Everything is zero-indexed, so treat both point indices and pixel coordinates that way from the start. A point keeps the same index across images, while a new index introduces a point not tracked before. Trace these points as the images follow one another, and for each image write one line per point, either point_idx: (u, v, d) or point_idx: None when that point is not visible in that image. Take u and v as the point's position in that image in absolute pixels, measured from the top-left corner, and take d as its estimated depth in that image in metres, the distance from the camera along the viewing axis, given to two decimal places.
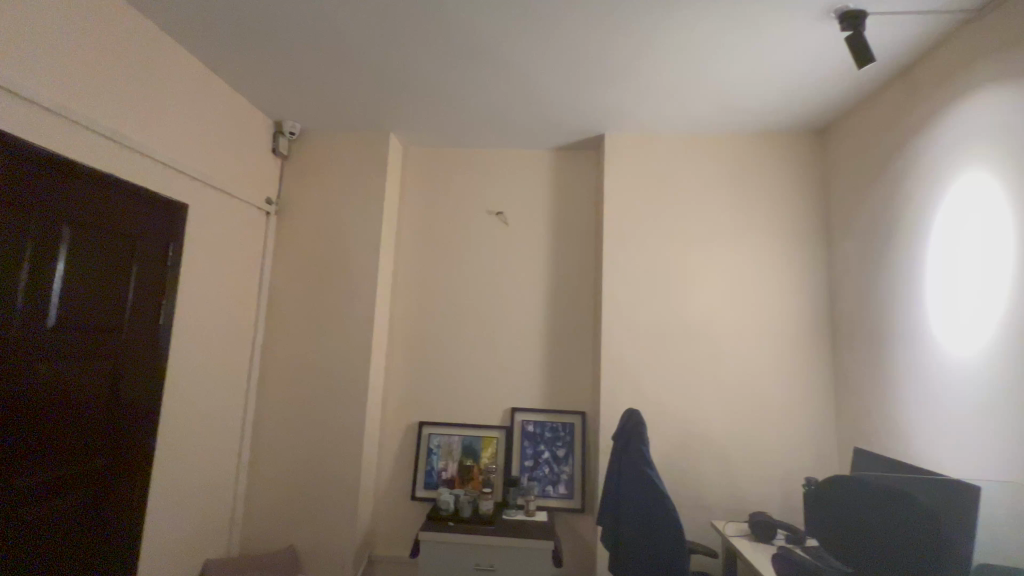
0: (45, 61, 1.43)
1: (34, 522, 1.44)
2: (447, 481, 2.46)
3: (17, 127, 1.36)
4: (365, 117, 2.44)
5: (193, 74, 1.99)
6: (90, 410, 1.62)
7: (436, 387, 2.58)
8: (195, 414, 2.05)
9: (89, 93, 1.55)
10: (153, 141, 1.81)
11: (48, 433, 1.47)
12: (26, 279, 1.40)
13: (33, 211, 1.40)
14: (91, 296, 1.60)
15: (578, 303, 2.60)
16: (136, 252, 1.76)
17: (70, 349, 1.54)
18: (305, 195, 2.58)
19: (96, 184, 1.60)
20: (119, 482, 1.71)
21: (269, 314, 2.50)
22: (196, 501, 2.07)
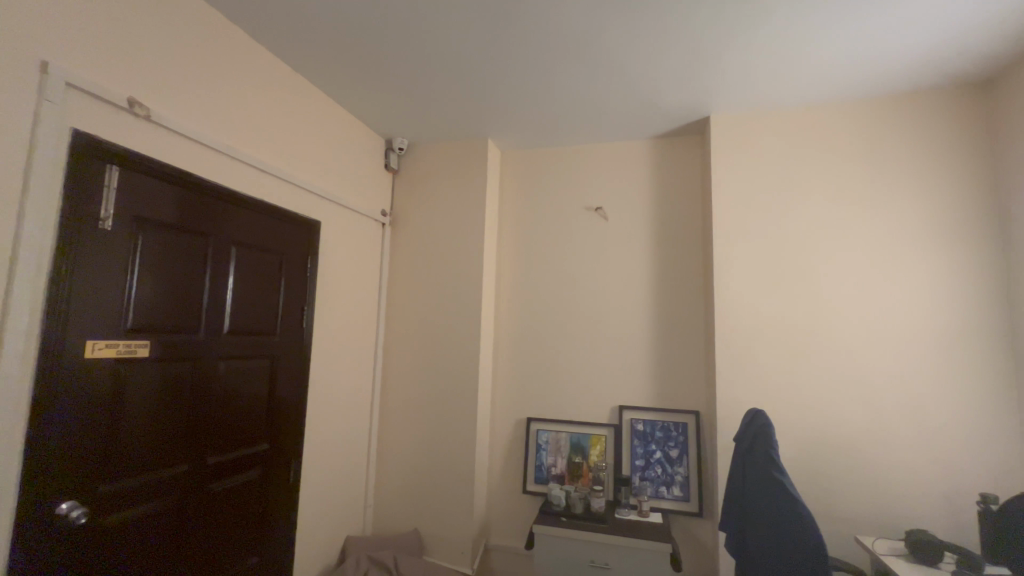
0: (216, 110, 1.72)
1: (220, 495, 1.74)
2: (557, 476, 2.49)
3: (201, 168, 1.66)
4: (465, 126, 2.56)
5: (319, 106, 2.25)
6: (257, 402, 1.91)
7: (541, 384, 2.63)
8: (333, 406, 2.32)
9: (244, 133, 1.84)
10: (291, 167, 2.08)
11: (226, 420, 1.77)
12: (209, 293, 1.70)
13: (211, 237, 1.70)
14: (254, 304, 1.90)
15: (687, 297, 2.47)
16: (285, 267, 2.05)
17: (240, 350, 1.83)
18: (414, 205, 2.78)
19: (254, 209, 1.88)
20: (279, 464, 2.00)
21: (388, 316, 2.73)
22: (336, 483, 2.33)
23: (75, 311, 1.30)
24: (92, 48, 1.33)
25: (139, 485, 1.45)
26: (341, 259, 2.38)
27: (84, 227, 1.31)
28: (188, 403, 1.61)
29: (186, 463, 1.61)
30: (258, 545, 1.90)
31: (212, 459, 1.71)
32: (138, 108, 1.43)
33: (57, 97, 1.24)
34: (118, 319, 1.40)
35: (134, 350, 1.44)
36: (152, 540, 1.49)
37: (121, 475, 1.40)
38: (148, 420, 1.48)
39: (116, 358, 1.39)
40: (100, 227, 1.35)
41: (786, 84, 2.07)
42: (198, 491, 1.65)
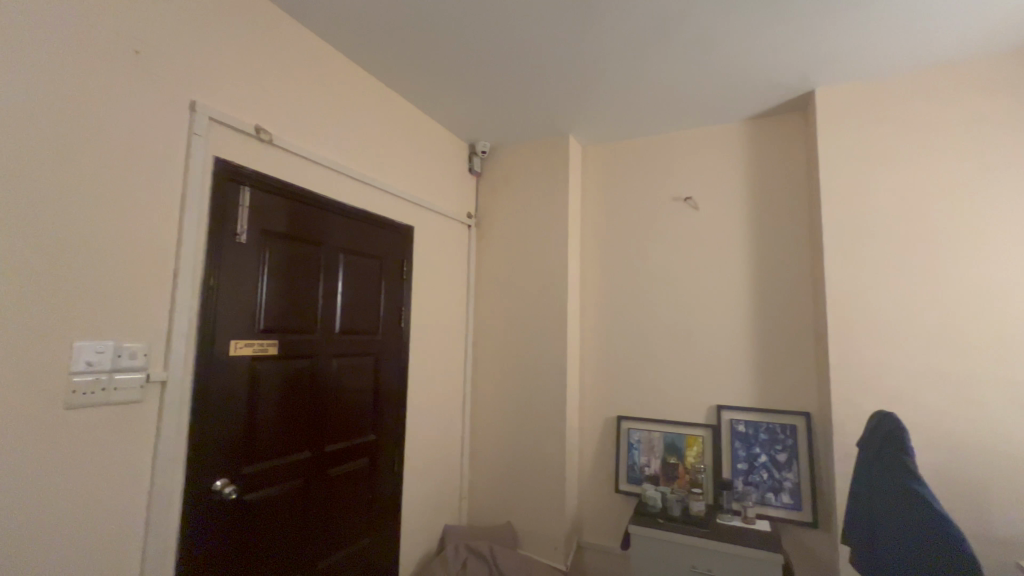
0: (324, 129, 1.89)
1: (336, 479, 1.91)
2: (651, 477, 2.42)
3: (314, 184, 1.83)
4: (547, 124, 2.58)
5: (410, 118, 2.39)
6: (364, 396, 2.06)
7: (631, 381, 2.57)
8: (429, 401, 2.45)
9: (348, 148, 2.00)
10: (388, 177, 2.22)
11: (338, 412, 1.94)
12: (323, 297, 1.87)
13: (323, 246, 1.87)
14: (360, 306, 2.06)
15: (791, 288, 2.28)
16: (385, 270, 2.20)
17: (349, 348, 1.99)
18: (498, 206, 2.85)
19: (358, 218, 2.04)
20: (383, 454, 2.15)
21: (476, 315, 2.82)
22: (433, 474, 2.46)
23: (220, 315, 1.49)
24: (226, 85, 1.53)
25: (271, 468, 1.63)
26: (433, 262, 2.51)
27: (224, 241, 1.50)
28: (308, 395, 1.79)
29: (307, 450, 1.78)
30: (369, 527, 2.06)
31: (328, 447, 1.88)
32: (263, 134, 1.61)
33: (202, 130, 1.44)
34: (252, 321, 1.59)
35: (265, 348, 1.63)
36: (283, 517, 1.67)
37: (257, 458, 1.59)
38: (278, 411, 1.67)
39: (251, 355, 1.58)
40: (237, 241, 1.54)
41: (909, 45, 1.84)
42: (318, 475, 1.83)
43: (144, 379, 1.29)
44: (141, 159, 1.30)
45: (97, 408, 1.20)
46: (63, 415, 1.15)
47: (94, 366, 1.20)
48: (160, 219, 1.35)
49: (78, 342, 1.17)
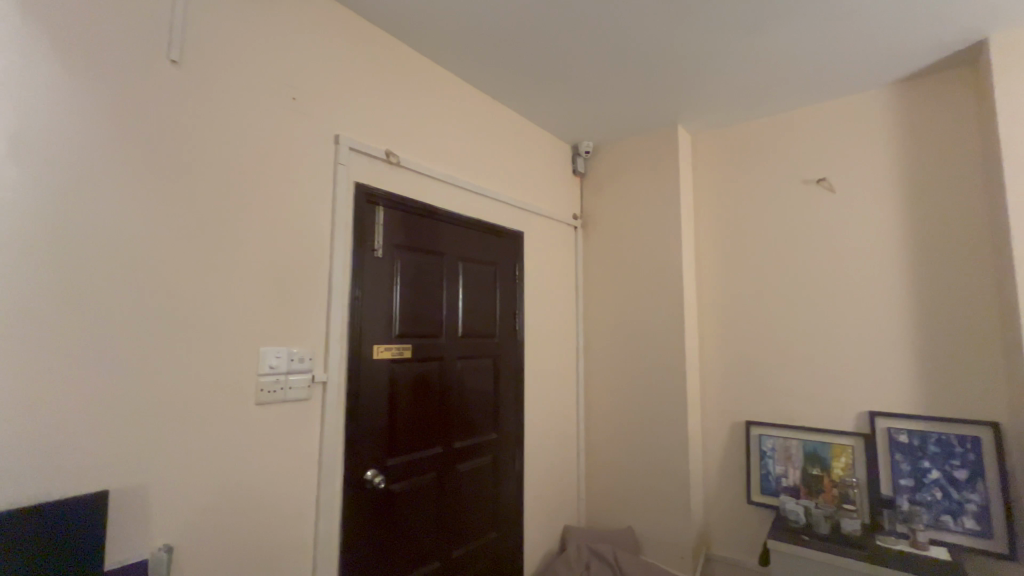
0: (442, 146, 2.01)
1: (465, 475, 2.02)
2: (789, 489, 2.21)
3: (436, 198, 1.96)
4: (654, 116, 2.48)
5: (516, 126, 2.45)
6: (486, 396, 2.16)
7: (761, 383, 2.37)
8: (545, 402, 2.49)
9: (463, 162, 2.11)
10: (498, 186, 2.31)
11: (464, 411, 2.06)
12: (446, 303, 2.00)
13: (445, 255, 2.00)
14: (479, 310, 2.16)
15: (963, 275, 1.94)
16: (499, 275, 2.28)
17: (471, 351, 2.10)
18: (604, 205, 2.81)
19: (474, 227, 2.15)
20: (504, 452, 2.23)
21: (586, 316, 2.81)
22: (552, 474, 2.50)
23: (366, 322, 1.66)
24: (362, 117, 1.70)
25: (411, 461, 1.78)
26: (542, 265, 2.56)
27: (366, 256, 1.68)
28: (438, 394, 1.93)
29: (439, 446, 1.92)
30: (495, 520, 2.15)
31: (457, 443, 2.00)
32: (392, 157, 1.77)
33: (345, 159, 1.62)
34: (390, 327, 1.76)
35: (402, 352, 1.79)
36: (423, 507, 1.81)
37: (399, 452, 1.75)
38: (414, 409, 1.82)
39: (390, 358, 1.75)
40: (376, 255, 1.71)
41: None
42: (450, 469, 1.95)
43: (310, 379, 1.48)
44: (301, 190, 1.50)
45: (278, 404, 1.41)
46: (255, 410, 1.36)
47: (275, 368, 1.40)
48: (318, 240, 1.54)
49: (263, 347, 1.38)
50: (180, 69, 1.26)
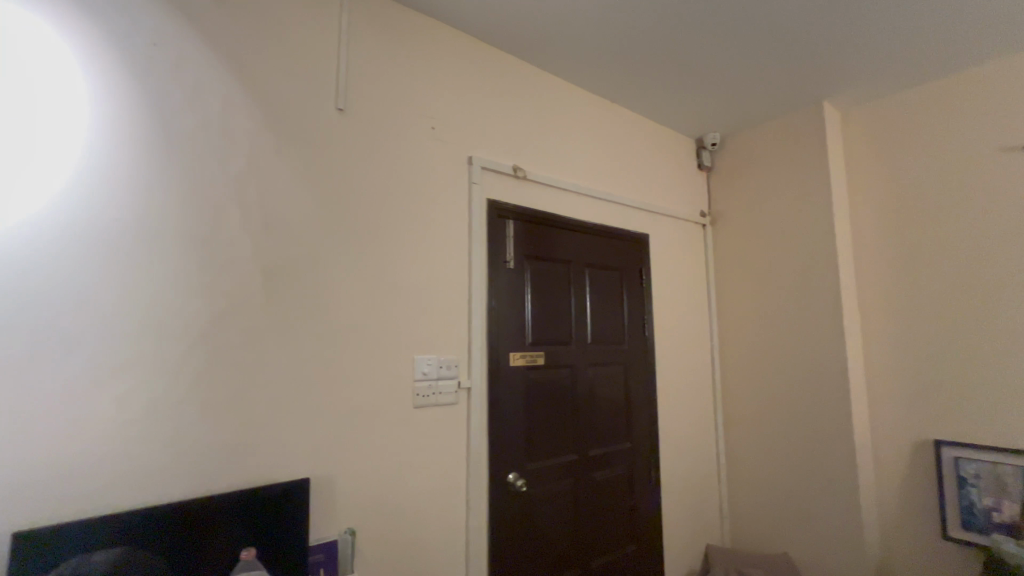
0: (565, 156, 2.03)
1: (600, 483, 2.00)
2: (1004, 526, 1.80)
3: (561, 207, 1.99)
4: (796, 96, 2.22)
5: (636, 126, 2.38)
6: (617, 404, 2.12)
7: (953, 396, 1.97)
8: (680, 412, 2.36)
9: (585, 169, 2.11)
10: (621, 190, 2.27)
11: (597, 419, 2.04)
12: (574, 311, 2.01)
13: (571, 263, 2.01)
14: (607, 317, 2.13)
15: None
16: (625, 280, 2.23)
17: (601, 358, 2.08)
18: (736, 199, 2.60)
19: (598, 233, 2.13)
20: (639, 463, 2.15)
21: (720, 319, 2.61)
22: (691, 488, 2.35)
23: (502, 331, 1.74)
24: (491, 137, 1.79)
25: (548, 467, 1.81)
26: (670, 268, 2.44)
27: (500, 268, 1.76)
28: (570, 402, 1.94)
29: (574, 453, 1.92)
30: (632, 532, 2.09)
31: (591, 451, 1.99)
32: (519, 171, 1.83)
33: (478, 179, 1.71)
34: (523, 335, 1.81)
35: (535, 360, 1.83)
36: (561, 514, 1.83)
37: (537, 457, 1.79)
38: (548, 415, 1.85)
39: (525, 366, 1.80)
40: (508, 267, 1.78)
41: None
42: (585, 477, 1.94)
43: (457, 386, 1.59)
44: (442, 210, 1.62)
45: (431, 408, 1.53)
46: (413, 413, 1.48)
47: (427, 375, 1.52)
48: (458, 256, 1.65)
49: (417, 356, 1.51)
50: (345, 115, 1.43)
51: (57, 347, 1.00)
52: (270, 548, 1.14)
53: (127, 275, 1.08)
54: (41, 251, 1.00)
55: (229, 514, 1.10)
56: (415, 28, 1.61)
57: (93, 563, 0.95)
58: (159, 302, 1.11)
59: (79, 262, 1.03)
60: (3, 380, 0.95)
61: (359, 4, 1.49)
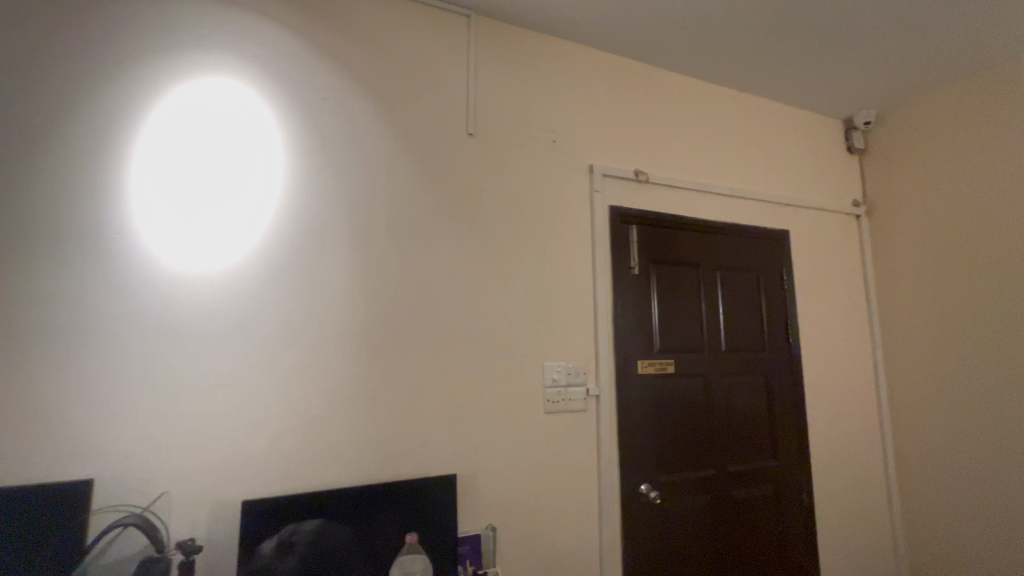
0: (690, 154, 1.94)
1: (743, 502, 1.85)
2: None
3: (687, 208, 1.90)
4: (982, 54, 1.84)
5: (770, 113, 2.18)
6: (759, 417, 1.95)
7: None
8: (835, 429, 2.08)
9: (713, 165, 1.98)
10: (755, 185, 2.09)
11: (736, 433, 1.89)
12: (706, 316, 1.90)
13: (700, 266, 1.91)
14: (743, 322, 1.98)
15: None
16: (763, 282, 2.05)
17: (738, 367, 1.93)
18: (901, 183, 2.23)
19: (729, 233, 1.99)
20: (788, 484, 1.95)
21: (885, 324, 2.25)
22: (853, 519, 2.05)
23: (629, 338, 1.71)
24: (611, 143, 1.78)
25: (683, 480, 1.73)
26: (816, 267, 2.18)
27: (624, 274, 1.73)
28: (705, 413, 1.83)
29: (711, 467, 1.81)
30: (782, 560, 1.89)
31: (730, 467, 1.85)
32: (641, 175, 1.80)
33: (600, 186, 1.71)
34: (651, 343, 1.76)
35: (665, 368, 1.77)
36: (699, 531, 1.73)
37: (670, 470, 1.72)
38: (680, 427, 1.77)
39: (654, 374, 1.75)
40: (632, 273, 1.75)
41: None
42: (724, 495, 1.81)
43: (585, 393, 1.60)
44: (565, 221, 1.65)
45: (562, 414, 1.56)
46: (544, 418, 1.53)
47: (557, 381, 1.55)
48: (581, 264, 1.66)
49: (547, 363, 1.55)
50: (474, 138, 1.54)
51: (265, 351, 1.22)
52: (429, 534, 1.26)
53: (317, 294, 1.29)
54: (251, 274, 1.24)
55: (396, 500, 1.25)
56: (535, 48, 1.68)
57: (302, 532, 1.14)
58: (340, 315, 1.31)
59: (279, 282, 1.26)
60: (241, 383, 1.20)
61: (484, 35, 1.60)
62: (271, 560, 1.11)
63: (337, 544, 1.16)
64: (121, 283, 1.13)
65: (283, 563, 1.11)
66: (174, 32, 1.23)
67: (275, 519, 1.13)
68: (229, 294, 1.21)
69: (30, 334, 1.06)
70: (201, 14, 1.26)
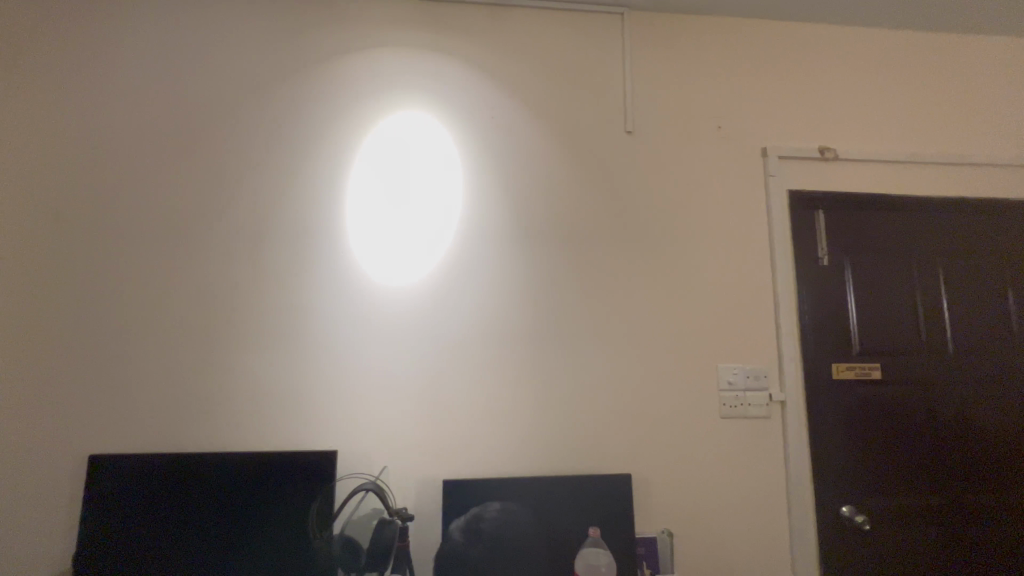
0: (890, 120, 1.64)
1: (987, 542, 1.49)
2: None
3: (889, 183, 1.61)
4: None
5: (1007, 54, 1.73)
6: (1008, 437, 1.54)
7: None
8: None
9: (923, 130, 1.65)
10: (987, 147, 1.67)
11: (975, 455, 1.52)
12: (923, 311, 1.57)
13: (912, 251, 1.59)
14: (980, 317, 1.59)
15: None
16: (1008, 265, 1.61)
17: (975, 372, 1.55)
18: None
19: (952, 209, 1.62)
20: None
21: None
22: None
23: (818, 339, 1.51)
24: (787, 120, 1.60)
25: (896, 505, 1.47)
26: None
27: (810, 266, 1.54)
28: (925, 426, 1.52)
29: (937, 494, 1.49)
30: None
31: (967, 497, 1.50)
32: (827, 152, 1.58)
33: (776, 170, 1.55)
34: (848, 343, 1.52)
35: (867, 372, 1.51)
36: (921, 568, 1.45)
37: (879, 492, 1.47)
38: (891, 443, 1.50)
39: (854, 379, 1.51)
40: (820, 264, 1.54)
41: None
42: (959, 530, 1.48)
43: (768, 398, 1.45)
44: (736, 211, 1.53)
45: (740, 419, 1.44)
46: (720, 423, 1.43)
47: (733, 385, 1.44)
48: (757, 257, 1.52)
49: (721, 365, 1.45)
50: (633, 135, 1.52)
51: (457, 349, 1.38)
52: (612, 530, 1.28)
53: (497, 296, 1.41)
54: (442, 281, 1.41)
55: (563, 499, 1.29)
56: (693, 32, 1.59)
57: (492, 511, 1.27)
58: (518, 315, 1.41)
59: (467, 287, 1.41)
60: (441, 375, 1.37)
61: (639, 30, 1.57)
62: (461, 544, 1.24)
63: (517, 534, 1.25)
64: (348, 291, 1.37)
65: (473, 545, 1.24)
66: (375, 78, 1.46)
67: (461, 504, 1.27)
68: (425, 299, 1.39)
69: (289, 334, 1.33)
70: (396, 60, 1.47)
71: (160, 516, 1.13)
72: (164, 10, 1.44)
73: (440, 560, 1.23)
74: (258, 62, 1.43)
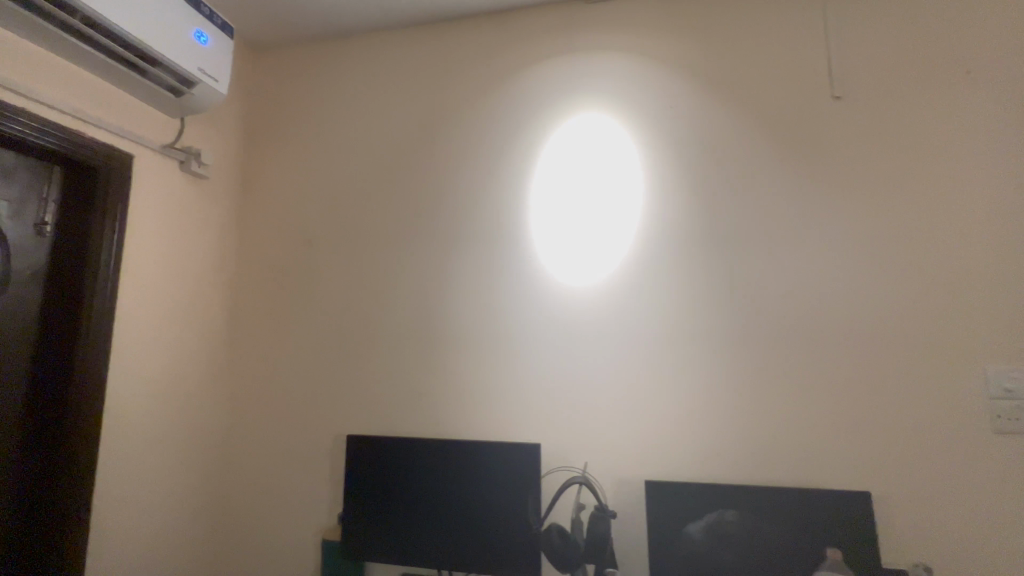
0: None
1: None
2: None
3: None
4: None
5: None
6: None
7: None
8: None
9: None
10: None
11: None
12: None
13: None
14: None
15: None
16: None
17: None
18: None
19: None
20: None
21: None
22: None
23: None
24: None
25: None
26: None
27: None
28: None
29: None
30: None
31: None
32: None
33: None
34: None
35: None
36: None
37: None
38: None
39: None
40: None
41: None
42: None
43: None
44: (1001, 172, 1.21)
45: None
46: (992, 440, 1.15)
47: (1011, 392, 1.14)
48: None
49: (989, 368, 1.17)
50: (843, 101, 1.32)
51: (652, 347, 1.35)
52: (854, 556, 1.11)
53: (691, 293, 1.35)
54: (631, 278, 1.39)
55: (820, 510, 1.15)
56: None
57: (730, 516, 1.19)
58: (715, 311, 1.33)
59: (657, 284, 1.37)
60: (636, 374, 1.35)
61: None
62: (704, 544, 1.19)
63: (770, 541, 1.16)
64: (541, 293, 1.44)
65: (722, 547, 1.18)
66: (553, 89, 1.52)
67: (695, 506, 1.22)
68: (614, 298, 1.40)
69: (490, 335, 1.46)
70: (570, 67, 1.52)
71: (403, 493, 1.31)
72: (374, 62, 1.70)
73: (688, 562, 1.19)
74: (448, 93, 1.60)
